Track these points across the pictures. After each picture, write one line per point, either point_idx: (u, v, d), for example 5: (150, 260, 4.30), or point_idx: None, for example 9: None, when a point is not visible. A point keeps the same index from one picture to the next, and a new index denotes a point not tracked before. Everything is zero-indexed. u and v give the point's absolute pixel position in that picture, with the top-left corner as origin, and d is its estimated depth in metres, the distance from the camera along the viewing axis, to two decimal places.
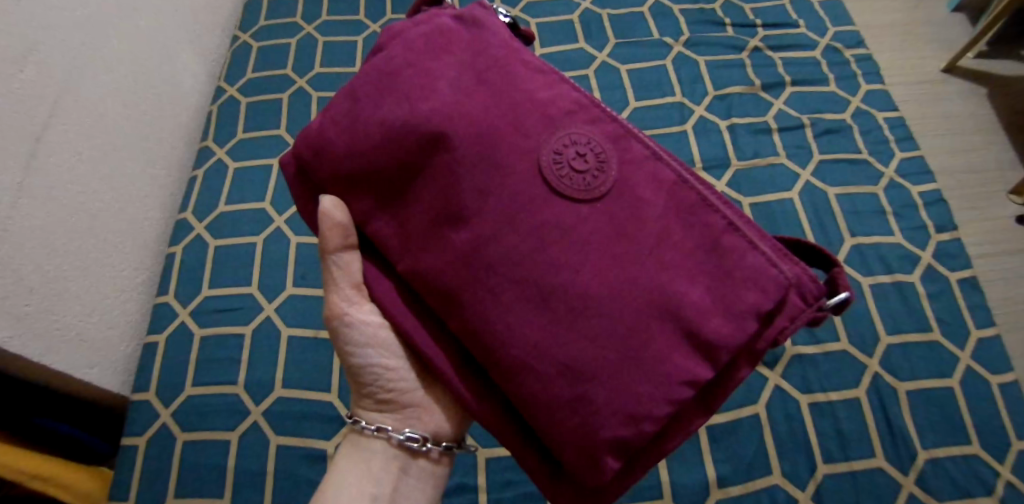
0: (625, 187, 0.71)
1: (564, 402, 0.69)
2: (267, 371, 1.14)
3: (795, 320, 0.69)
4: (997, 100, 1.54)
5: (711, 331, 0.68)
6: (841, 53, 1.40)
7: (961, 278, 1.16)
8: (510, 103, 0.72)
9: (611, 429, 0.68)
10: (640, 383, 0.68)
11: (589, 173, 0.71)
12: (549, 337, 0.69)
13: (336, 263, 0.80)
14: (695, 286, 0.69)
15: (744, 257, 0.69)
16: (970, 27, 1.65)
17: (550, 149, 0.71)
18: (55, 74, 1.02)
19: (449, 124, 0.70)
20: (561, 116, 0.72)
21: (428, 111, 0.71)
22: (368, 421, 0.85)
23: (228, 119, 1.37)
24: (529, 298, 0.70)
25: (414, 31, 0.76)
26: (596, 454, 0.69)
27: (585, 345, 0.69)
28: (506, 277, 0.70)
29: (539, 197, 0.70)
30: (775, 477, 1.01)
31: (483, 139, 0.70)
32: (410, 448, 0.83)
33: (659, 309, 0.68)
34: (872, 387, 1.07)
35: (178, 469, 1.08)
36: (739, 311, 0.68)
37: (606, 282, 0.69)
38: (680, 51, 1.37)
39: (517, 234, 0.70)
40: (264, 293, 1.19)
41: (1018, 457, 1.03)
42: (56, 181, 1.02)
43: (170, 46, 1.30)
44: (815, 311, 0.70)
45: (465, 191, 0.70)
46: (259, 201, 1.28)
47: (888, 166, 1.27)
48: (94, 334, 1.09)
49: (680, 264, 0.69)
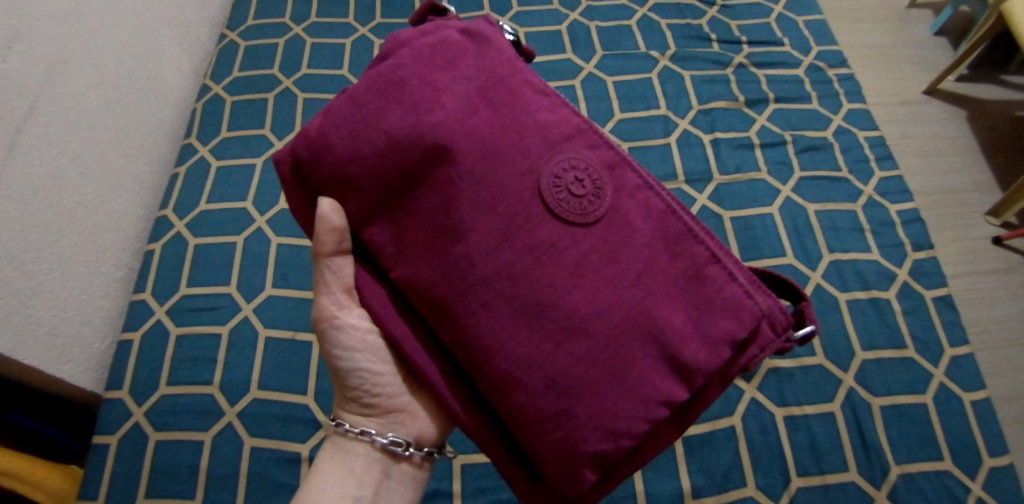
0: (618, 213, 0.72)
1: (549, 416, 0.70)
2: (243, 372, 1.13)
3: (764, 349, 0.72)
4: (976, 123, 1.57)
5: (689, 355, 0.70)
6: (824, 72, 1.42)
7: (936, 296, 1.18)
8: (512, 124, 0.72)
9: (592, 445, 0.69)
10: (623, 401, 0.69)
11: (586, 198, 0.72)
12: (538, 353, 0.70)
13: (329, 267, 0.79)
14: (678, 312, 0.71)
15: (723, 287, 0.71)
16: (951, 50, 1.68)
17: (549, 173, 0.72)
18: (39, 65, 1.02)
19: (451, 139, 0.70)
20: (560, 139, 0.73)
21: (430, 124, 0.71)
22: (352, 423, 0.84)
23: (212, 117, 1.36)
24: (521, 314, 0.70)
25: (421, 41, 0.75)
26: (575, 468, 0.70)
27: (575, 364, 0.69)
28: (499, 291, 0.70)
29: (535, 217, 0.71)
30: (750, 489, 1.01)
31: (483, 157, 0.71)
32: (393, 452, 0.83)
33: (644, 332, 0.70)
34: (847, 401, 1.08)
35: (150, 468, 1.06)
36: (717, 337, 0.70)
37: (597, 304, 0.70)
38: (667, 64, 1.39)
39: (513, 252, 0.70)
40: (243, 293, 1.18)
41: (988, 474, 1.05)
42: (35, 173, 1.01)
43: (156, 42, 1.29)
44: (782, 342, 0.72)
45: (463, 205, 0.70)
46: (241, 201, 1.27)
47: (867, 184, 1.29)
48: (68, 330, 1.07)
49: (667, 290, 0.71)
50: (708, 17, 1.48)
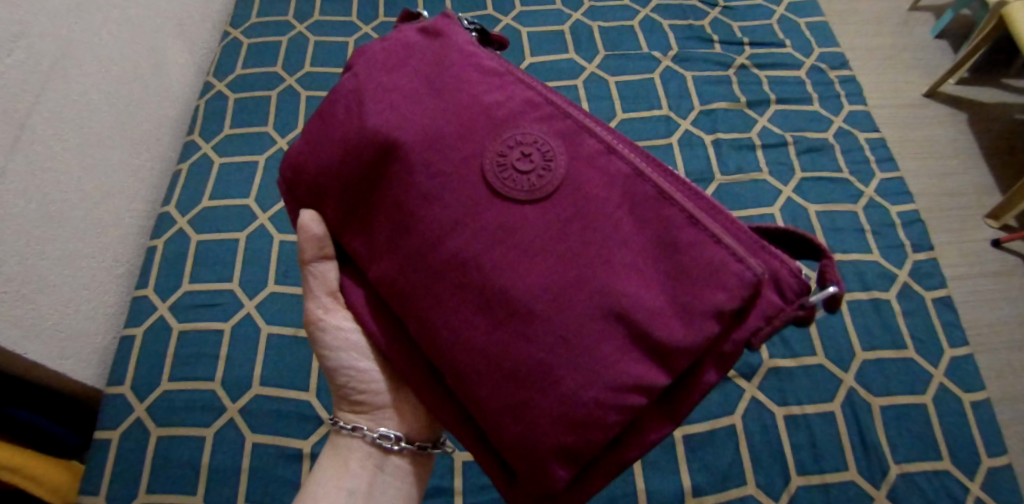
0: (573, 185, 0.69)
1: (509, 407, 0.68)
2: (245, 368, 1.13)
3: (771, 321, 0.66)
4: (976, 126, 1.57)
5: (660, 333, 0.66)
6: (826, 73, 1.42)
7: (936, 297, 1.18)
8: (460, 109, 0.72)
9: (557, 434, 0.67)
10: (589, 385, 0.66)
11: (534, 173, 0.70)
12: (493, 342, 0.69)
13: (313, 274, 0.83)
14: (645, 287, 0.67)
15: (698, 252, 0.66)
16: (951, 54, 1.69)
17: (494, 152, 0.70)
18: (43, 61, 1.02)
19: (397, 135, 0.71)
20: (508, 116, 0.72)
21: (378, 122, 0.72)
22: (345, 421, 0.85)
23: (215, 115, 1.36)
24: (474, 303, 0.69)
25: (377, 47, 0.77)
26: (544, 460, 0.68)
27: (530, 348, 0.67)
28: (452, 283, 0.70)
29: (482, 199, 0.70)
30: (749, 487, 1.02)
31: (430, 147, 0.71)
32: (385, 447, 0.83)
33: (606, 310, 0.66)
34: (847, 400, 1.08)
35: (151, 464, 1.07)
36: (693, 311, 0.65)
37: (551, 284, 0.67)
38: (669, 65, 1.39)
39: (463, 240, 0.69)
40: (245, 290, 1.19)
41: (987, 474, 1.05)
42: (38, 168, 1.01)
43: (160, 39, 1.30)
44: (794, 310, 0.67)
45: (414, 198, 0.71)
46: (243, 198, 1.27)
47: (868, 185, 1.29)
48: (71, 325, 1.08)
49: (631, 264, 0.67)
50: (710, 18, 1.48)
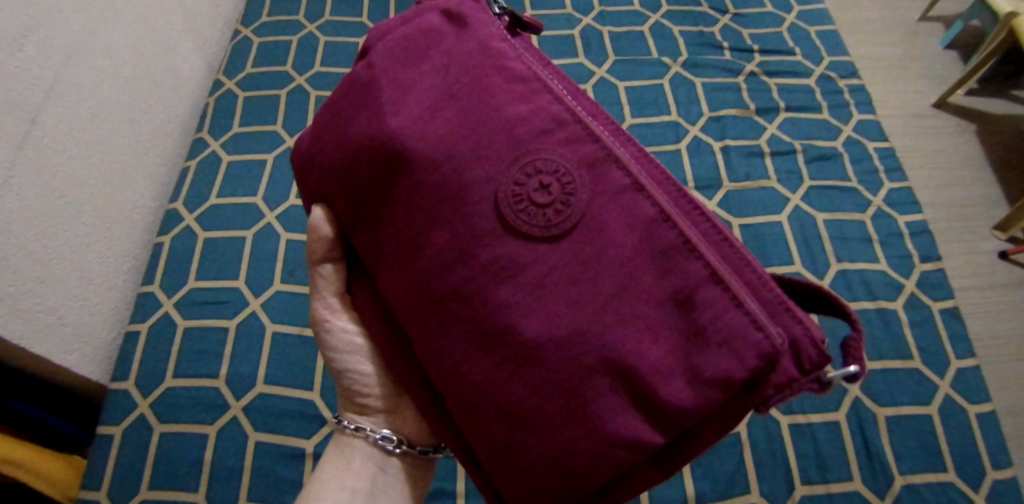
0: (589, 224, 0.67)
1: (505, 439, 0.69)
2: (249, 366, 1.13)
3: (784, 392, 0.62)
4: (984, 137, 1.57)
5: (664, 392, 0.63)
6: (835, 82, 1.42)
7: (943, 308, 1.17)
8: (477, 125, 0.70)
9: (548, 476, 0.68)
10: (585, 433, 0.65)
11: (551, 207, 0.68)
12: (494, 373, 0.68)
13: (322, 274, 0.84)
14: (655, 340, 0.64)
15: (718, 312, 0.62)
16: (960, 64, 1.69)
17: (510, 179, 0.68)
18: (55, 55, 1.02)
19: (410, 149, 0.70)
20: (528, 138, 0.69)
21: (391, 130, 0.71)
22: (349, 420, 0.85)
23: (225, 112, 1.37)
24: (480, 332, 0.69)
25: (403, 40, 0.76)
26: (533, 495, 0.69)
27: (531, 385, 0.67)
28: (458, 308, 0.70)
29: (492, 231, 0.68)
30: (753, 496, 1.01)
31: (442, 166, 0.70)
32: (386, 449, 0.83)
33: (611, 360, 0.65)
34: (852, 410, 1.08)
35: (153, 460, 1.07)
36: (703, 374, 0.63)
37: (559, 327, 0.66)
38: (678, 71, 1.39)
39: (469, 267, 0.69)
40: (251, 288, 1.19)
41: (992, 487, 1.05)
42: (48, 162, 1.01)
43: (171, 36, 1.30)
44: (810, 383, 0.62)
45: (423, 215, 0.71)
46: (251, 196, 1.27)
47: (876, 195, 1.28)
48: (76, 319, 1.08)
49: (642, 314, 0.65)
50: (720, 25, 1.48)
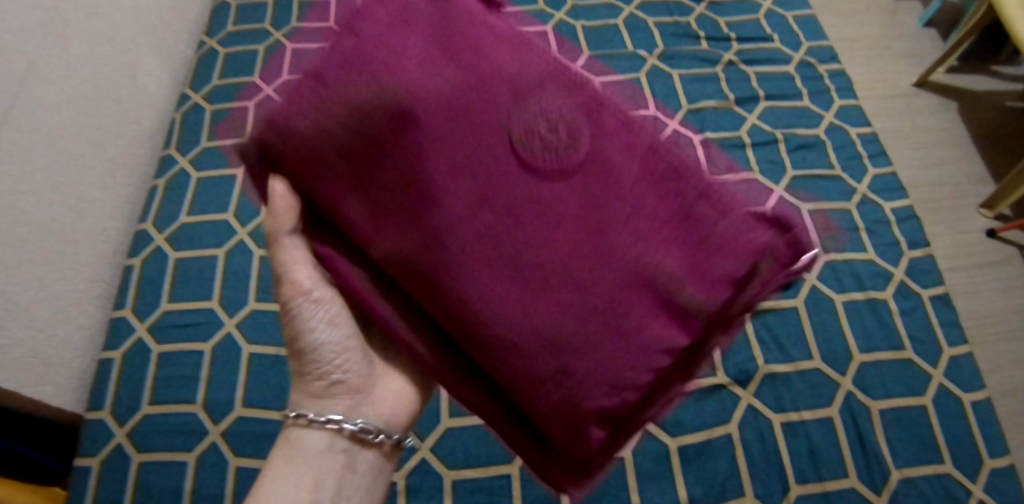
0: (588, 124, 0.60)
1: (533, 372, 0.57)
2: (226, 388, 1.09)
3: (770, 283, 0.61)
4: (967, 114, 1.55)
5: (684, 293, 0.58)
6: (815, 68, 1.39)
7: (933, 295, 1.15)
8: (449, 31, 0.60)
9: (595, 400, 0.58)
10: (619, 342, 0.57)
11: (540, 112, 0.59)
12: (509, 298, 0.57)
13: None
14: (668, 236, 0.59)
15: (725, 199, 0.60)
16: (940, 41, 1.67)
17: (497, 80, 0.59)
18: (10, 78, 0.98)
19: (374, 53, 0.57)
20: (509, 46, 0.61)
21: (346, 44, 0.58)
22: (315, 412, 0.71)
23: (193, 127, 1.33)
24: (484, 254, 0.57)
25: None
26: (579, 424, 0.59)
27: (551, 302, 0.57)
28: (456, 225, 0.57)
29: (486, 136, 0.58)
30: (747, 498, 0.99)
31: (419, 68, 0.57)
32: (362, 439, 0.71)
33: (631, 262, 0.58)
34: (844, 404, 1.05)
35: (134, 488, 1.03)
36: (716, 274, 0.58)
37: (572, 234, 0.58)
38: (654, 64, 1.36)
39: (466, 178, 0.57)
40: (225, 308, 1.15)
41: (991, 476, 1.02)
42: (5, 190, 0.97)
43: (133, 52, 1.27)
44: (788, 273, 0.62)
45: (396, 123, 0.56)
46: (222, 212, 1.24)
47: (861, 182, 1.25)
48: (47, 351, 1.04)
49: (653, 212, 0.59)
50: (696, 14, 1.45)
